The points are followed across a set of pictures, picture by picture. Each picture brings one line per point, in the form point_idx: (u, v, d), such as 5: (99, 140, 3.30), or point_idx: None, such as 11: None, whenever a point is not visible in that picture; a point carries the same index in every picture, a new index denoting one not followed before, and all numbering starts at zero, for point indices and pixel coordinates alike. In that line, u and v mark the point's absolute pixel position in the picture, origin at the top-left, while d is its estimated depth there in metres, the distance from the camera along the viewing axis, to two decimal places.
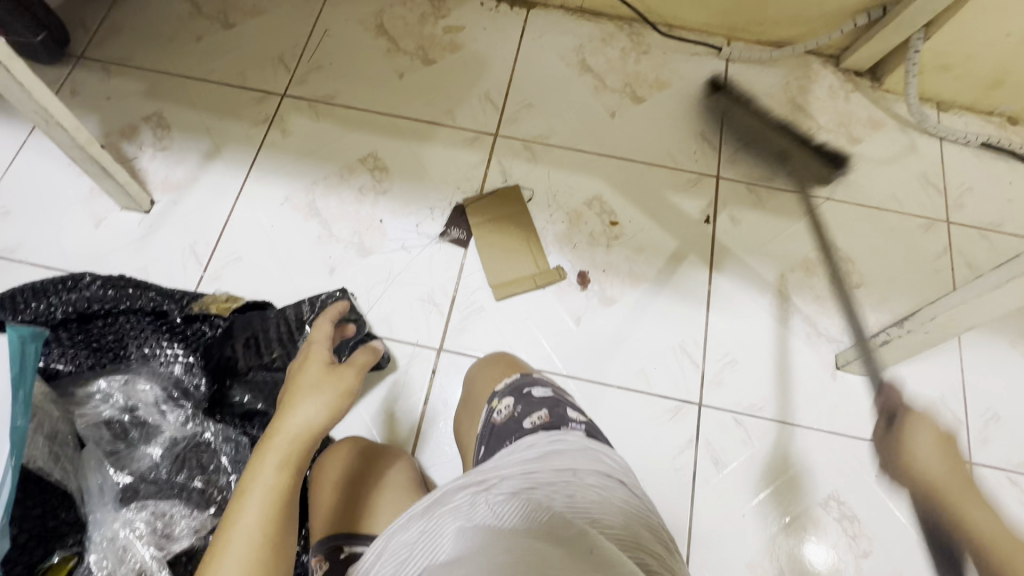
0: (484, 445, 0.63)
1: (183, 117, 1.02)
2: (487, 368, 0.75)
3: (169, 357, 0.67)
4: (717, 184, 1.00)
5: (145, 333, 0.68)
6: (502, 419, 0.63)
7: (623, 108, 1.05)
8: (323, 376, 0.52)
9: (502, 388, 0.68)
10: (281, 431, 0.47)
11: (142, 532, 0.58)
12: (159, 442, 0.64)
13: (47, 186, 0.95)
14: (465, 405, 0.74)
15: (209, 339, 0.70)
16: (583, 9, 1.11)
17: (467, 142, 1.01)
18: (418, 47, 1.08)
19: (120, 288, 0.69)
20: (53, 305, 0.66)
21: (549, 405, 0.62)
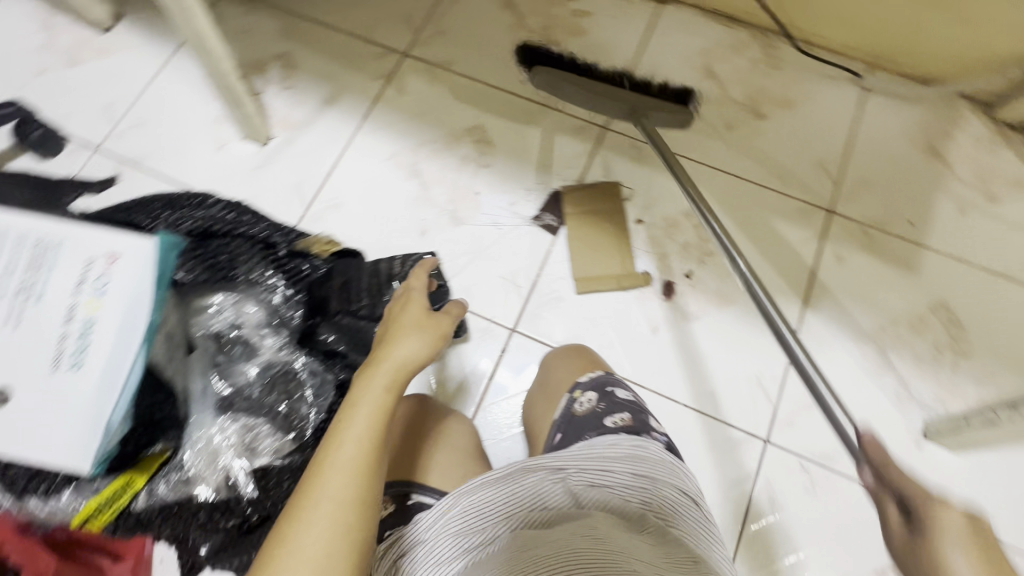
0: (559, 432, 0.68)
1: (309, 60, 1.05)
2: (568, 359, 0.78)
3: (272, 287, 0.72)
4: (828, 218, 0.94)
5: (255, 261, 0.72)
6: (583, 412, 0.67)
7: (743, 121, 1.00)
8: (423, 319, 0.55)
9: (583, 381, 0.72)
10: (386, 360, 0.50)
11: (233, 441, 0.65)
12: (256, 362, 0.69)
13: (181, 105, 1.02)
14: (538, 389, 0.78)
15: (310, 276, 0.74)
16: (720, 12, 1.07)
17: (575, 129, 1.00)
18: (543, 26, 1.07)
19: (239, 216, 0.75)
20: (183, 216, 0.71)
21: (633, 409, 0.66)
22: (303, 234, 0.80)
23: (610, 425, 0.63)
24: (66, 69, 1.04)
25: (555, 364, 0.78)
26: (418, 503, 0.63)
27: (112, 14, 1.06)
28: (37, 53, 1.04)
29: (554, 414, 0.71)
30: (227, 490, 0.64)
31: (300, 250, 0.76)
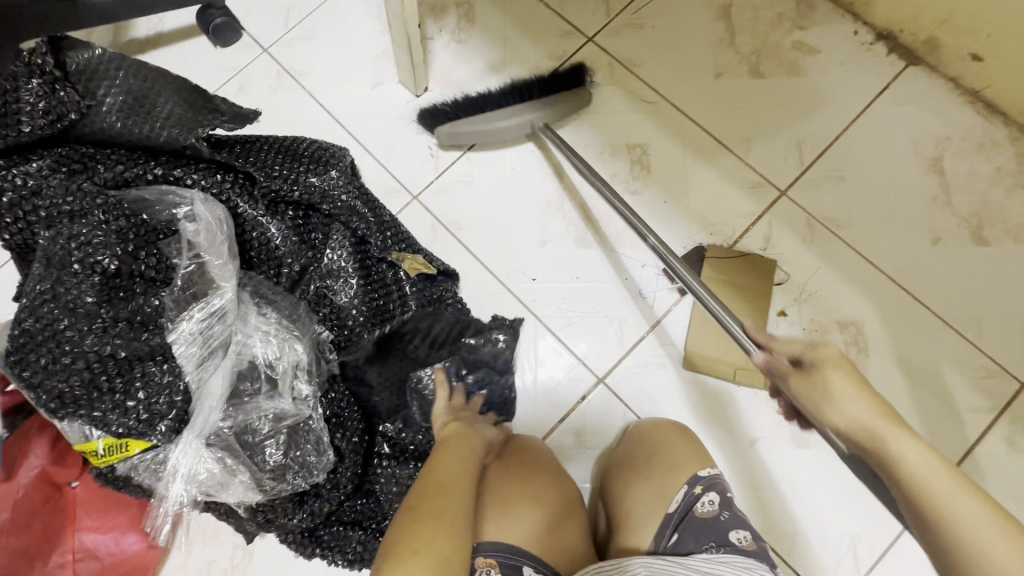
0: (675, 531, 0.64)
1: (489, 17, 0.98)
2: (684, 441, 0.72)
3: (351, 287, 0.74)
4: (1017, 392, 0.77)
5: (343, 252, 0.74)
6: (705, 517, 0.64)
7: (956, 239, 0.82)
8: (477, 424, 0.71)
9: (707, 476, 0.67)
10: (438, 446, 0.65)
11: (300, 414, 0.67)
12: (283, 397, 0.67)
13: (352, 29, 0.99)
14: (642, 457, 0.72)
15: (382, 292, 0.76)
16: (979, 96, 0.86)
17: (747, 184, 0.86)
18: (753, 51, 0.92)
19: (349, 200, 0.74)
20: (294, 182, 0.71)
21: (755, 529, 0.64)
22: (404, 234, 0.78)
23: (739, 544, 0.61)
24: None
25: (669, 440, 0.72)
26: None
27: None
28: None
29: (666, 504, 0.67)
30: (284, 448, 0.66)
31: (389, 259, 0.77)
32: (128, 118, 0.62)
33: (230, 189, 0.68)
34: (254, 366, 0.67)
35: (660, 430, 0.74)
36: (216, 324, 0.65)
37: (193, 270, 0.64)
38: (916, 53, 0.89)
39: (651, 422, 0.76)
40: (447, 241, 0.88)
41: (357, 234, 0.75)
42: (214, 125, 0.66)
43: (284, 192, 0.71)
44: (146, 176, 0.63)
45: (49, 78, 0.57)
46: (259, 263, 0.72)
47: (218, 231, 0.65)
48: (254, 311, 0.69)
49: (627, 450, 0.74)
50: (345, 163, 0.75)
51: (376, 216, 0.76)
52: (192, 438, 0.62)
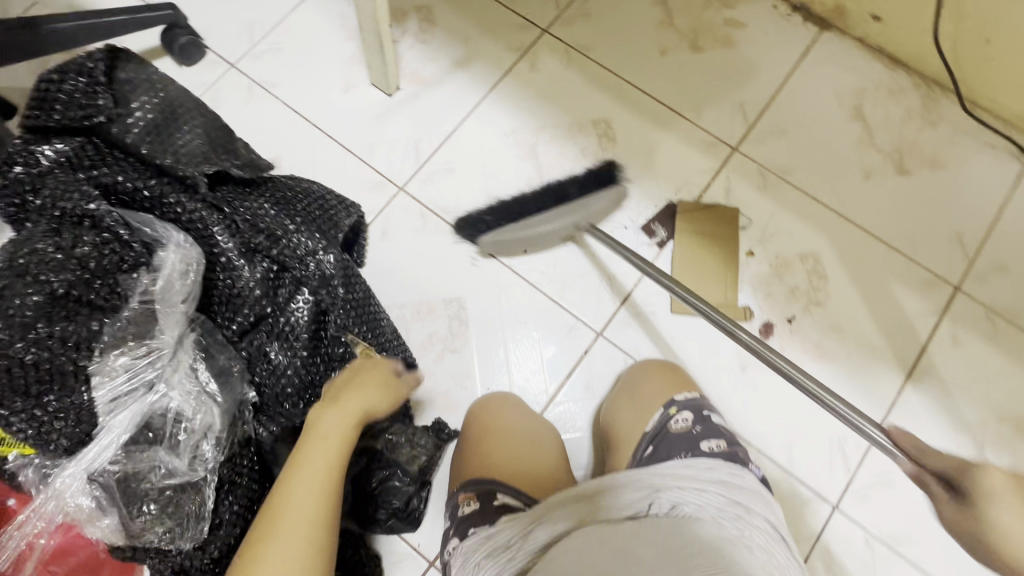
0: (649, 445, 0.68)
1: (449, 18, 1.04)
2: (664, 377, 0.78)
3: (292, 356, 0.68)
4: (953, 295, 0.88)
5: (296, 320, 0.69)
6: (679, 430, 0.68)
7: (883, 173, 0.94)
8: (385, 380, 0.69)
9: (679, 400, 0.73)
10: (348, 404, 0.65)
11: (190, 477, 0.61)
12: (194, 456, 0.62)
13: (318, 39, 1.03)
14: (625, 398, 0.78)
15: (326, 368, 0.71)
16: (884, 52, 1.00)
17: (703, 145, 0.96)
18: (691, 29, 1.02)
19: (326, 269, 0.69)
20: (272, 238, 0.67)
21: (728, 437, 0.66)
22: (371, 318, 0.73)
23: (709, 450, 0.64)
24: None
25: (648, 375, 0.80)
26: (505, 505, 0.62)
27: None
28: None
29: (645, 426, 0.72)
30: (161, 511, 0.59)
31: (344, 339, 0.71)
32: (150, 142, 0.66)
33: (210, 219, 0.65)
34: (168, 417, 0.61)
35: (644, 368, 0.81)
36: (147, 365, 0.60)
37: (136, 313, 0.60)
38: (828, 19, 1.02)
39: (635, 365, 0.84)
40: (437, 225, 0.92)
41: (320, 308, 0.70)
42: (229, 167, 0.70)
43: (263, 244, 0.67)
44: (143, 191, 0.63)
45: (94, 81, 0.64)
46: (221, 304, 0.67)
47: (166, 282, 0.61)
48: (188, 362, 0.63)
49: (615, 394, 0.81)
50: (339, 229, 0.74)
51: (348, 293, 0.71)
52: (77, 471, 0.57)
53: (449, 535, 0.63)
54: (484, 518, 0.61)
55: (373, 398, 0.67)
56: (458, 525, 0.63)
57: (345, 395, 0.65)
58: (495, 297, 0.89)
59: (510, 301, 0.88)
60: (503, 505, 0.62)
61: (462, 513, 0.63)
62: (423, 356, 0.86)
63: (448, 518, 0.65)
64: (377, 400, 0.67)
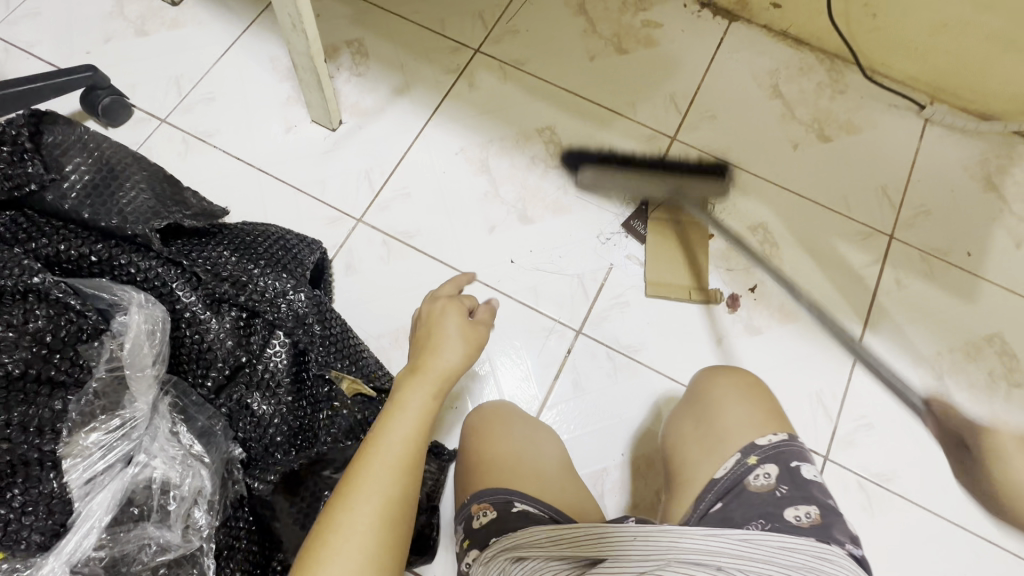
0: (719, 500, 0.57)
1: (381, 50, 1.06)
2: (749, 402, 0.65)
3: (276, 402, 0.66)
4: (889, 243, 0.96)
5: (276, 364, 0.66)
6: (758, 490, 0.56)
7: (808, 142, 1.02)
8: (468, 333, 0.64)
9: (760, 448, 0.59)
10: (432, 371, 0.59)
11: (186, 548, 0.57)
12: (188, 525, 0.58)
13: (251, 84, 1.02)
14: (691, 420, 0.67)
15: (314, 410, 0.68)
16: (787, 34, 1.09)
17: (644, 139, 1.01)
18: (613, 34, 1.09)
19: (298, 308, 0.68)
20: (238, 285, 0.66)
21: (821, 500, 0.54)
22: (351, 349, 0.71)
23: (795, 523, 0.52)
24: (135, 38, 1.04)
25: (729, 392, 0.67)
26: (524, 513, 0.60)
27: None
28: (108, 20, 1.05)
29: (713, 472, 0.60)
30: None
31: (328, 376, 0.69)
32: (89, 205, 0.64)
33: (169, 275, 0.63)
34: (152, 489, 0.57)
35: (727, 387, 0.68)
36: (121, 438, 0.57)
37: (100, 383, 0.56)
38: (733, 11, 1.10)
39: (710, 373, 0.72)
40: (401, 251, 0.92)
41: (299, 349, 0.68)
42: (179, 216, 0.68)
43: (228, 293, 0.65)
44: (89, 257, 0.61)
45: (20, 150, 0.63)
46: (192, 362, 0.63)
47: (130, 346, 0.57)
48: (167, 428, 0.59)
49: (683, 407, 0.71)
50: (305, 266, 0.72)
51: (323, 329, 0.69)
52: (58, 563, 0.52)
53: (463, 548, 0.60)
54: (503, 528, 0.58)
55: (453, 358, 0.61)
56: (475, 537, 0.60)
57: (427, 360, 0.60)
58: None
59: None
60: (522, 512, 0.60)
61: (477, 526, 0.60)
62: None
63: (462, 530, 0.62)
64: (459, 361, 0.61)
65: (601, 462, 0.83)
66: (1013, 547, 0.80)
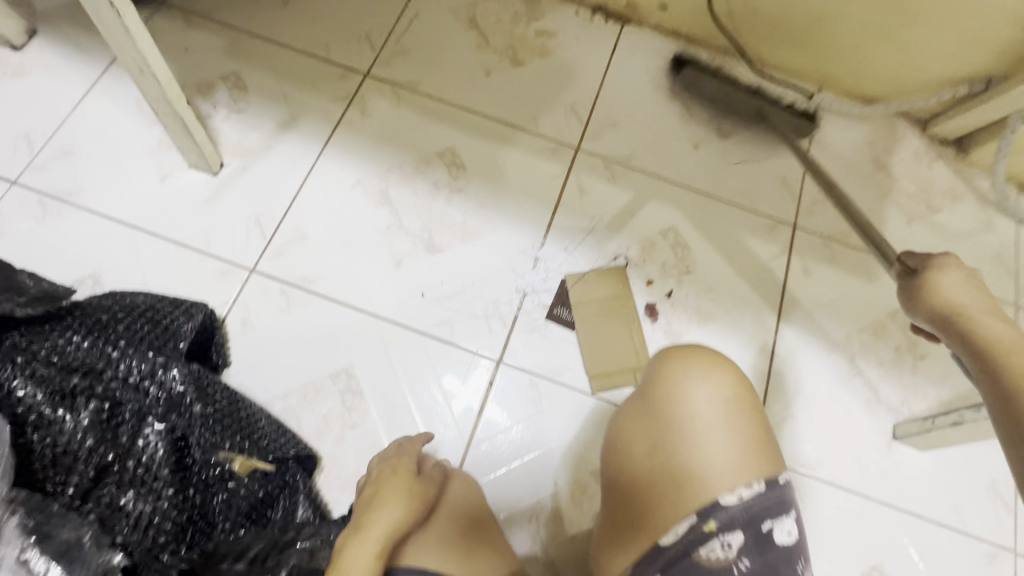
0: (664, 573, 0.55)
1: (261, 81, 0.99)
2: (721, 433, 0.59)
3: (154, 497, 0.59)
4: (794, 233, 0.98)
5: (150, 456, 0.61)
6: (713, 565, 0.53)
7: (708, 140, 1.03)
8: (408, 489, 0.61)
9: (724, 510, 0.55)
10: (372, 528, 0.53)
11: None
12: None
13: (115, 131, 0.92)
14: (645, 444, 0.61)
15: (204, 496, 0.62)
16: (678, 34, 1.10)
17: (547, 152, 0.99)
18: (507, 47, 1.06)
19: (173, 388, 0.63)
20: (96, 374, 0.61)
21: (785, 572, 0.53)
22: (243, 422, 0.66)
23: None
24: None
25: (700, 419, 0.59)
26: None
27: (26, 29, 0.96)
28: None
29: (663, 535, 0.57)
30: None
31: (217, 459, 0.63)
32: None
33: (8, 376, 0.57)
34: None
35: (703, 409, 0.60)
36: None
37: None
38: (624, 14, 1.10)
39: (674, 375, 0.62)
40: (302, 299, 0.86)
41: (177, 435, 0.63)
42: (12, 304, 0.59)
43: (82, 384, 0.59)
44: None
45: None
46: (43, 470, 0.56)
47: None
48: (14, 555, 0.49)
49: (635, 418, 0.64)
50: (181, 338, 0.66)
51: (206, 408, 0.64)
52: None
53: None
54: None
55: (399, 513, 0.56)
56: None
57: (369, 517, 0.54)
58: (384, 355, 0.84)
59: (401, 356, 0.84)
60: None
61: None
62: (321, 444, 0.78)
63: None
64: (403, 515, 0.56)
65: (534, 495, 0.80)
66: (932, 516, 0.84)
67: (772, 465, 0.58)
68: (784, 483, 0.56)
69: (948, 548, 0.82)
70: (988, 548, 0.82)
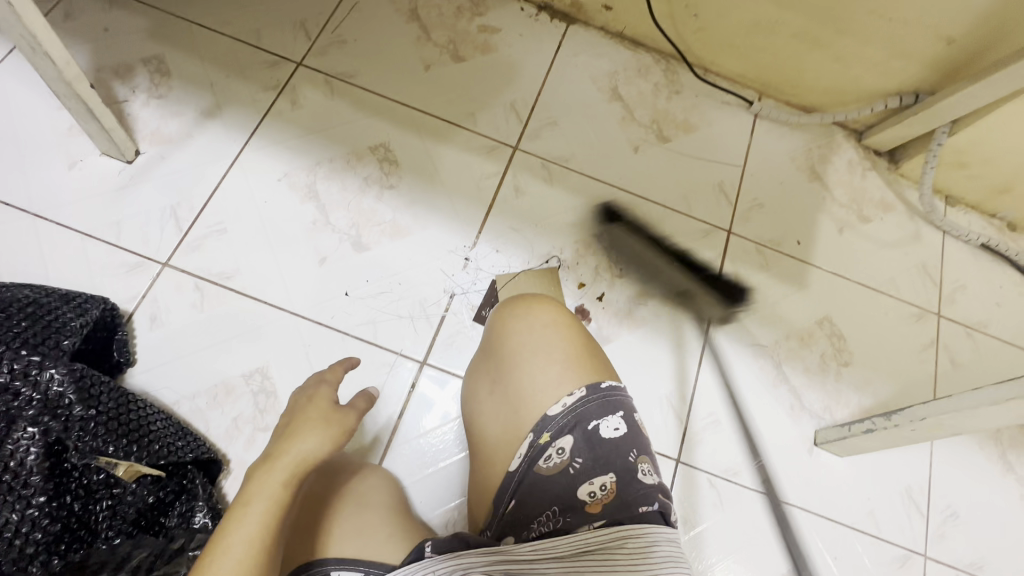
0: (512, 497, 0.55)
1: (186, 67, 0.95)
2: (542, 350, 0.60)
3: (17, 508, 0.54)
4: (728, 239, 0.99)
5: (19, 461, 0.55)
6: (552, 472, 0.54)
7: (648, 144, 1.03)
8: (329, 415, 0.57)
9: (551, 420, 0.56)
10: (285, 457, 0.51)
11: None
12: None
13: (21, 113, 0.87)
14: (486, 385, 0.64)
15: (84, 505, 0.59)
16: (623, 35, 1.09)
17: (484, 150, 0.97)
18: (449, 41, 1.04)
19: (49, 388, 0.58)
20: None
21: (616, 465, 0.54)
22: (129, 424, 0.62)
23: (588, 501, 0.53)
24: None
25: (525, 343, 0.61)
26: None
27: None
28: None
29: (509, 462, 0.57)
30: None
31: (99, 465, 0.59)
32: None
33: None
34: None
35: (526, 334, 0.62)
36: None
37: None
38: (569, 13, 1.09)
39: (505, 317, 0.66)
40: (218, 296, 0.82)
41: (53, 439, 0.57)
42: None
43: None
44: None
45: None
46: None
47: None
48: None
49: (482, 364, 0.68)
50: (65, 334, 0.62)
51: (88, 411, 0.59)
52: None
53: None
54: None
55: (314, 444, 0.53)
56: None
57: (281, 447, 0.52)
58: (302, 356, 0.81)
59: (321, 356, 0.81)
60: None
61: None
62: (230, 447, 0.75)
63: None
64: (320, 445, 0.54)
65: (453, 501, 0.78)
66: (848, 520, 0.85)
67: (602, 372, 0.59)
68: (607, 386, 0.57)
69: (863, 553, 0.84)
70: (898, 553, 0.84)
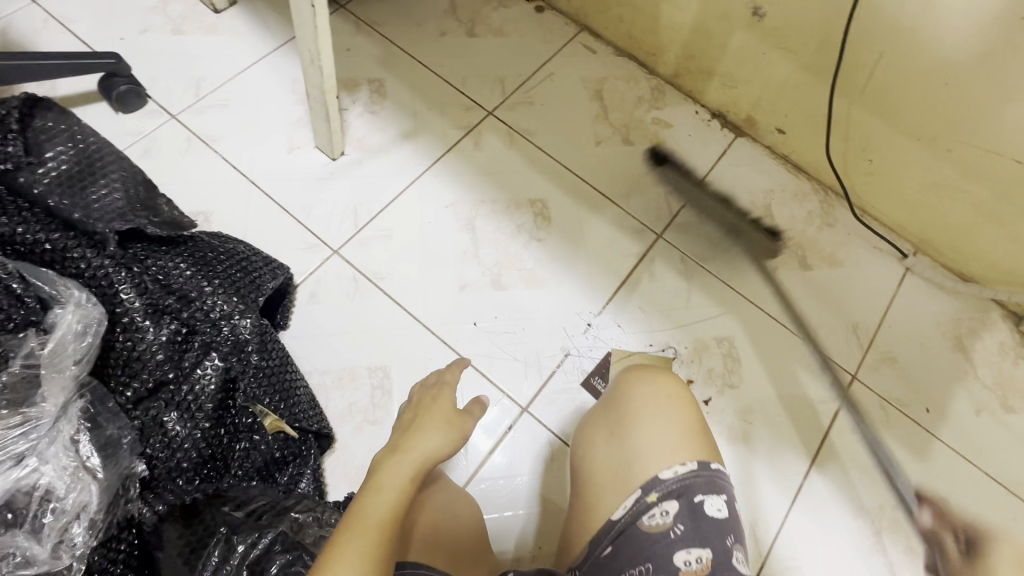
0: (609, 543, 0.58)
1: (399, 93, 1.10)
2: (664, 417, 0.64)
3: (190, 422, 0.66)
4: (851, 383, 0.96)
5: (203, 386, 0.67)
6: (652, 531, 0.56)
7: (789, 266, 1.03)
8: (446, 419, 0.62)
9: (662, 483, 0.58)
10: (410, 453, 0.55)
11: (54, 566, 0.57)
12: (72, 534, 0.58)
13: (267, 99, 1.05)
14: (603, 434, 0.67)
15: (230, 440, 0.68)
16: (788, 159, 1.13)
17: (630, 230, 1.03)
18: (623, 125, 1.12)
19: (239, 334, 0.70)
20: (185, 298, 0.69)
21: (715, 544, 0.54)
22: (283, 383, 0.72)
23: (682, 569, 0.54)
24: (169, 35, 1.08)
25: (649, 405, 0.65)
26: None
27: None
28: (149, 13, 1.10)
29: (612, 511, 0.60)
30: None
31: (253, 409, 0.70)
32: (61, 194, 0.70)
33: (117, 276, 0.67)
34: (34, 496, 0.58)
35: (651, 397, 0.66)
36: (18, 436, 0.58)
37: (26, 369, 0.59)
38: (741, 126, 1.15)
39: (631, 377, 0.70)
40: (369, 292, 0.92)
41: (229, 376, 0.69)
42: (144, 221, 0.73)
43: (172, 305, 0.68)
44: (42, 244, 0.66)
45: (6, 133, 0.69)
46: (119, 368, 0.65)
47: (66, 336, 0.61)
48: (68, 435, 0.60)
49: (599, 413, 0.71)
50: (261, 293, 0.75)
51: (260, 360, 0.70)
52: None
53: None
54: None
55: (438, 440, 0.59)
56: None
57: (406, 442, 0.57)
58: (422, 367, 0.88)
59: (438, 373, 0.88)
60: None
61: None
62: (339, 428, 0.82)
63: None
64: (438, 445, 0.58)
65: (518, 551, 0.80)
66: None
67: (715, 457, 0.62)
68: (716, 467, 0.60)
69: None
70: None
